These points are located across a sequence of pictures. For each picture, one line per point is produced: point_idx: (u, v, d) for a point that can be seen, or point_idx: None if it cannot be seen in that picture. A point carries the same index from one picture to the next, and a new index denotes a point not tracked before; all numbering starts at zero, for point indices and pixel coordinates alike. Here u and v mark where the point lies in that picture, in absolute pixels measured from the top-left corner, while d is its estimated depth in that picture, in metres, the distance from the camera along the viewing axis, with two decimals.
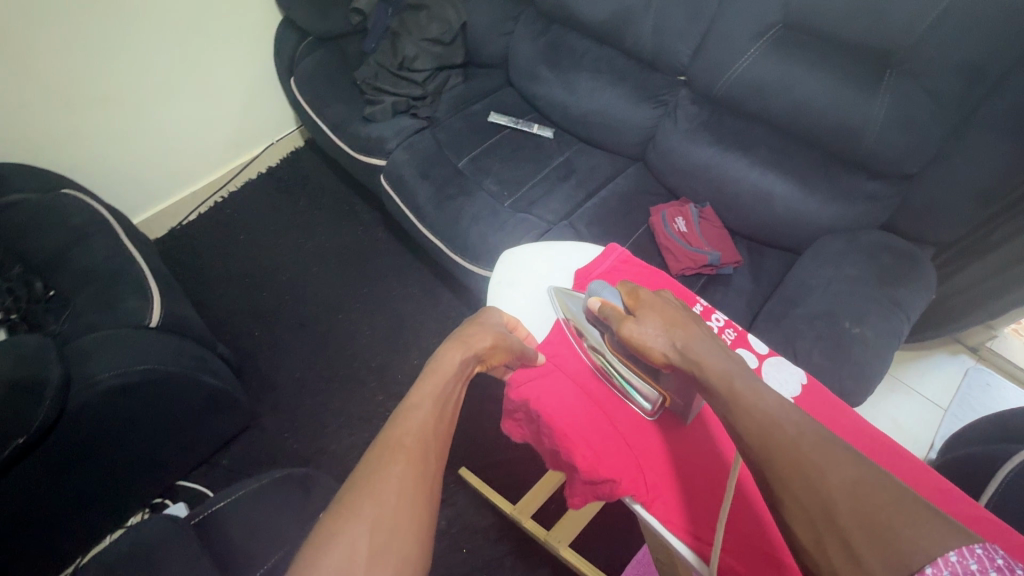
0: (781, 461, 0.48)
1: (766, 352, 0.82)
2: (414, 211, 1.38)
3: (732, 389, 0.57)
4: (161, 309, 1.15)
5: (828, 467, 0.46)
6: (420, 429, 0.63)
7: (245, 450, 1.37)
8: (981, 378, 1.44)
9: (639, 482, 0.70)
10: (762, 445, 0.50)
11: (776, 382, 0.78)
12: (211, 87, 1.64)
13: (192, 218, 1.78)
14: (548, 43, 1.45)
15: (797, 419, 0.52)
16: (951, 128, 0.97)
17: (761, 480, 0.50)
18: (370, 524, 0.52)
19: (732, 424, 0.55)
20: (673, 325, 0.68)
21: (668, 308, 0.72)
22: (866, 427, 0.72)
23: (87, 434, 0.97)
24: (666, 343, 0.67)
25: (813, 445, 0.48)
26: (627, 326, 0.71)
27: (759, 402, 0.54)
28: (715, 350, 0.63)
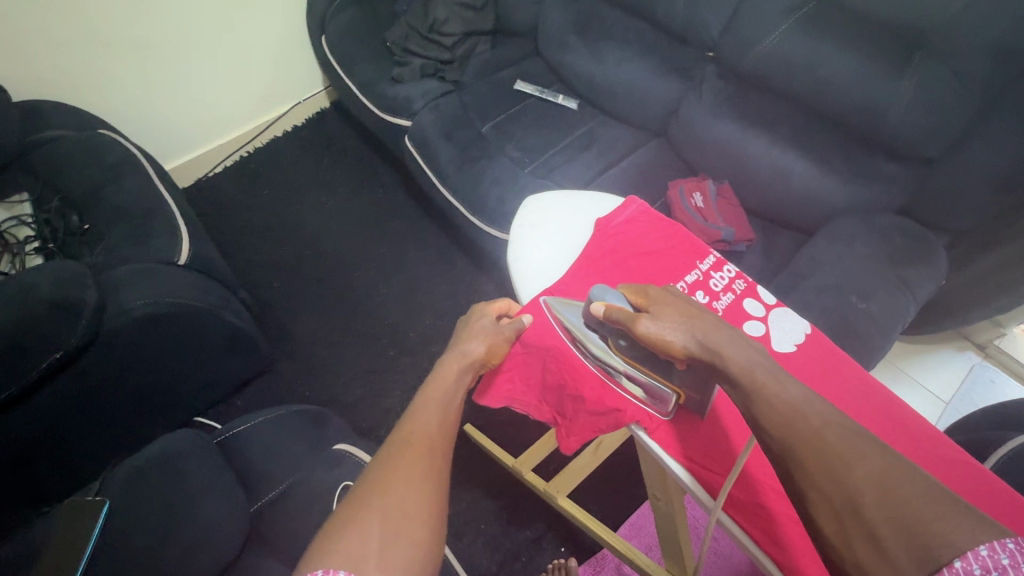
0: (806, 454, 0.48)
1: (774, 303, 0.83)
2: (435, 171, 1.40)
3: (754, 380, 0.54)
4: (189, 248, 1.19)
5: (854, 461, 0.46)
6: (424, 426, 0.64)
7: (259, 392, 1.42)
8: (985, 374, 1.45)
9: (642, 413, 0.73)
10: (785, 436, 0.49)
11: (781, 331, 0.80)
12: (244, 40, 1.67)
13: (218, 170, 1.82)
14: (579, 12, 1.45)
15: (820, 410, 0.50)
16: (976, 113, 0.97)
17: (784, 472, 0.49)
18: (379, 514, 0.53)
19: (751, 413, 0.53)
20: (692, 317, 0.63)
21: (681, 302, 0.66)
22: (857, 372, 0.75)
23: (117, 359, 1.03)
24: (687, 338, 0.62)
25: (839, 439, 0.47)
26: (643, 324, 0.64)
27: (781, 392, 0.52)
28: (739, 342, 0.59)
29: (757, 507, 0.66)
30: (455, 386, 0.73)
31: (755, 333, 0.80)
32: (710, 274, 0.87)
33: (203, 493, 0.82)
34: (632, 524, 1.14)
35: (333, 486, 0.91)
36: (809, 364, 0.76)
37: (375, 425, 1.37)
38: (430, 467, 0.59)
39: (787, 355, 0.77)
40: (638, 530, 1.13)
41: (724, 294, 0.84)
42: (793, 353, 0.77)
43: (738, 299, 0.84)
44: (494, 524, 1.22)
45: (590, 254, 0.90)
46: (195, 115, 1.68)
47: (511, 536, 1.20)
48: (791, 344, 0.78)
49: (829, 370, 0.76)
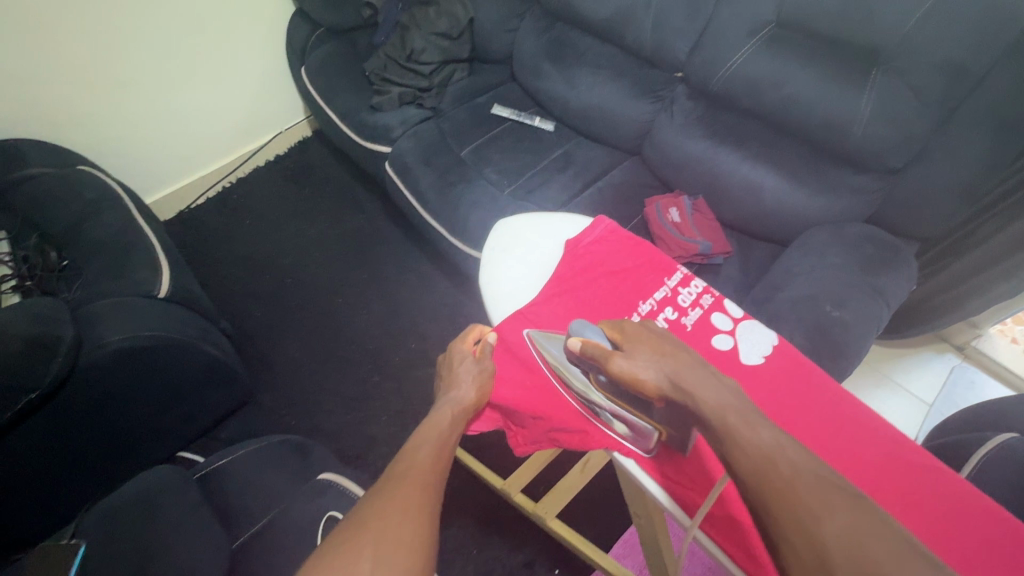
0: (778, 504, 0.49)
1: (741, 315, 0.85)
2: (416, 197, 1.42)
3: (727, 423, 0.57)
4: (170, 281, 1.19)
5: (825, 512, 0.47)
6: (416, 471, 0.62)
7: (244, 424, 1.40)
8: (965, 376, 1.48)
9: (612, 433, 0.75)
10: (759, 485, 0.51)
11: (749, 344, 0.81)
12: (224, 74, 1.69)
13: (200, 201, 1.82)
14: (551, 39, 1.50)
15: (793, 460, 0.53)
16: (936, 122, 1.01)
17: (756, 518, 0.51)
18: (373, 538, 0.52)
19: (726, 458, 0.55)
20: (661, 353, 0.69)
21: (652, 336, 0.72)
22: (828, 385, 0.76)
23: (95, 395, 1.02)
24: (657, 374, 0.67)
25: (808, 487, 0.50)
26: (616, 362, 0.69)
27: (754, 436, 0.55)
28: (705, 380, 0.64)
29: (735, 523, 0.66)
30: (451, 429, 0.72)
31: (724, 347, 0.81)
32: (679, 290, 0.89)
33: (182, 528, 0.81)
34: (624, 543, 1.13)
35: (315, 517, 0.90)
36: (779, 374, 0.77)
37: (361, 453, 1.36)
38: (426, 497, 0.58)
39: (756, 367, 0.78)
40: (631, 549, 1.12)
41: (691, 310, 0.86)
42: (762, 366, 0.79)
43: (706, 314, 0.86)
44: (485, 550, 1.20)
45: (562, 275, 0.92)
46: (175, 149, 1.69)
47: (502, 562, 1.18)
48: (759, 356, 0.79)
49: (798, 381, 0.77)
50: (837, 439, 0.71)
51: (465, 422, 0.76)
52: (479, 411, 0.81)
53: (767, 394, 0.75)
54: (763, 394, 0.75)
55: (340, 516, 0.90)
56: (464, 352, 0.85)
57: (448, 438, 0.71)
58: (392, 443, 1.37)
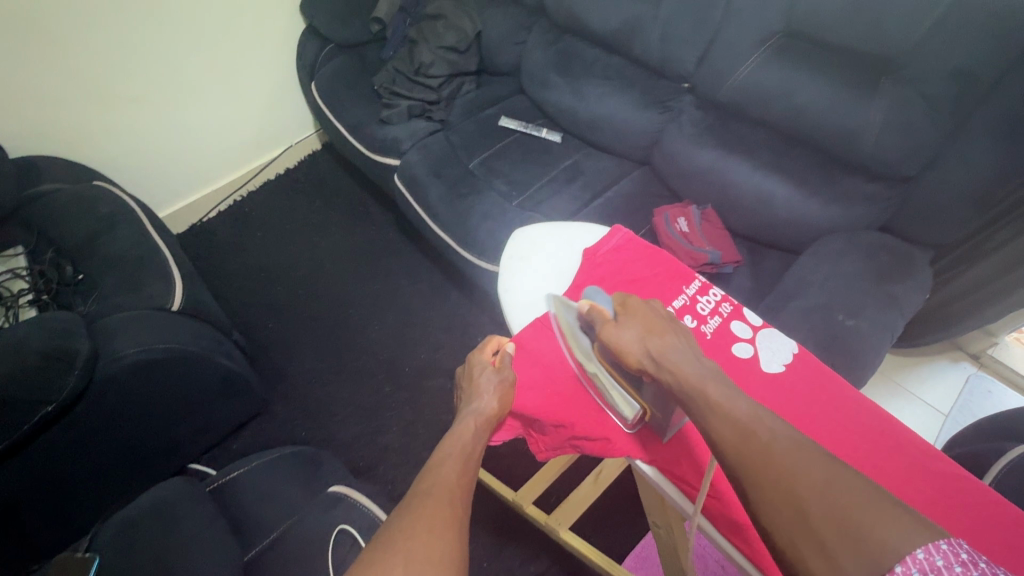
0: (758, 468, 0.51)
1: (760, 324, 0.84)
2: (426, 208, 1.43)
3: (708, 396, 0.59)
4: (183, 294, 1.20)
5: (800, 470, 0.49)
6: (441, 486, 0.61)
7: (255, 436, 1.41)
8: (982, 385, 1.46)
9: (632, 440, 0.75)
10: (739, 453, 0.53)
11: (769, 352, 0.80)
12: (237, 89, 1.72)
13: (213, 214, 1.84)
14: (559, 51, 1.51)
15: (770, 426, 0.54)
16: (948, 129, 1.00)
17: (738, 484, 0.52)
18: (403, 556, 0.51)
19: (707, 430, 0.57)
20: (650, 331, 0.71)
21: (650, 314, 0.74)
22: (850, 392, 0.75)
23: (111, 407, 1.02)
24: (641, 351, 0.70)
25: (784, 452, 0.51)
26: (608, 330, 0.74)
27: (732, 410, 0.57)
28: (690, 358, 0.66)
29: (757, 534, 0.65)
30: (475, 442, 0.72)
31: (744, 355, 0.81)
32: (697, 298, 0.88)
33: (195, 542, 0.81)
34: (637, 556, 1.11)
35: (328, 530, 0.90)
36: (800, 382, 0.76)
37: (373, 464, 1.35)
38: (454, 512, 0.58)
39: (777, 375, 0.77)
40: (644, 562, 1.10)
41: (711, 318, 0.85)
42: (783, 374, 0.77)
43: (725, 322, 0.85)
44: (497, 563, 1.18)
45: (580, 284, 0.92)
46: (189, 163, 1.72)
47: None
48: (779, 364, 0.78)
49: (819, 389, 0.76)
50: (858, 448, 0.70)
51: (488, 433, 0.76)
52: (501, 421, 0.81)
53: (787, 402, 0.74)
54: (781, 402, 0.75)
55: (352, 529, 0.89)
56: (483, 361, 0.86)
57: (471, 451, 0.70)
58: (402, 454, 1.36)
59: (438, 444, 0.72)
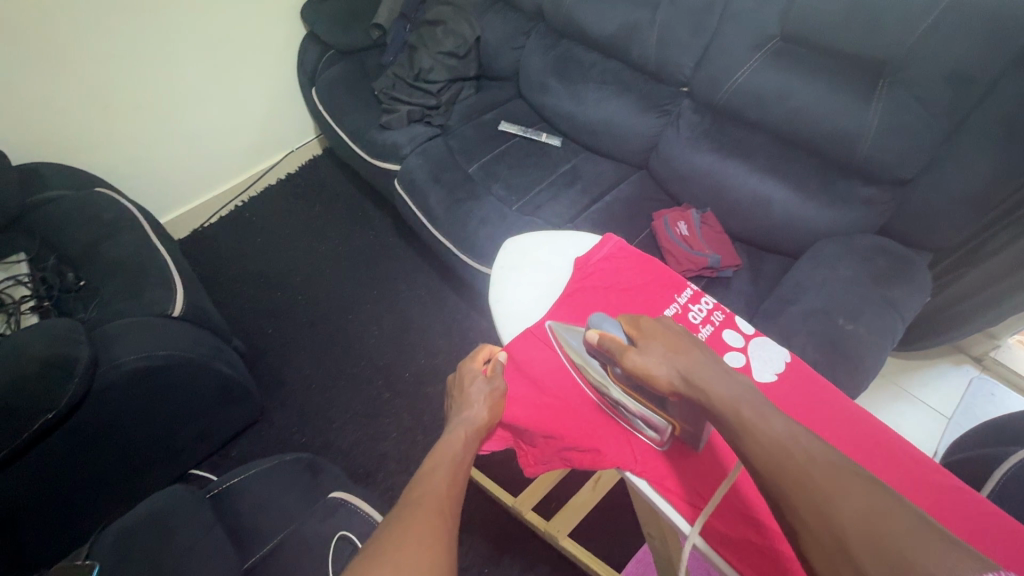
0: (795, 491, 0.50)
1: (752, 332, 0.84)
2: (425, 213, 1.43)
3: (741, 415, 0.58)
4: (183, 301, 1.21)
5: (841, 494, 0.48)
6: (430, 499, 0.61)
7: (255, 442, 1.41)
8: (984, 388, 1.45)
9: (624, 452, 0.75)
10: (775, 473, 0.52)
11: (761, 361, 0.80)
12: (237, 96, 1.73)
13: (214, 220, 1.85)
14: (557, 56, 1.52)
15: (807, 446, 0.53)
16: (945, 133, 1.00)
17: (776, 505, 0.52)
18: (391, 567, 0.50)
19: (742, 450, 0.56)
20: (674, 350, 0.69)
21: (669, 333, 0.72)
22: (842, 401, 0.75)
23: (111, 414, 1.03)
24: (668, 370, 0.68)
25: (825, 476, 0.50)
26: (629, 356, 0.71)
27: (767, 428, 0.56)
28: (719, 377, 0.64)
29: (750, 546, 0.66)
30: (464, 452, 0.72)
31: (736, 365, 0.81)
32: (689, 307, 0.88)
33: (194, 550, 0.81)
34: (636, 561, 1.09)
35: (327, 537, 0.90)
36: (790, 393, 0.76)
37: (372, 469, 1.35)
38: (443, 522, 0.58)
39: (767, 385, 0.77)
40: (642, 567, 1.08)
41: (703, 326, 0.85)
42: (775, 384, 0.78)
43: (717, 330, 0.85)
44: (497, 568, 1.18)
45: (570, 293, 0.92)
46: (190, 170, 1.73)
47: None
48: (771, 374, 0.79)
49: (809, 398, 0.76)
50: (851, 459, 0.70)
51: (478, 443, 0.75)
52: (490, 432, 0.81)
53: None
54: None
55: (351, 535, 0.89)
56: (472, 372, 0.85)
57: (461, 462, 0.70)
58: (403, 459, 1.36)
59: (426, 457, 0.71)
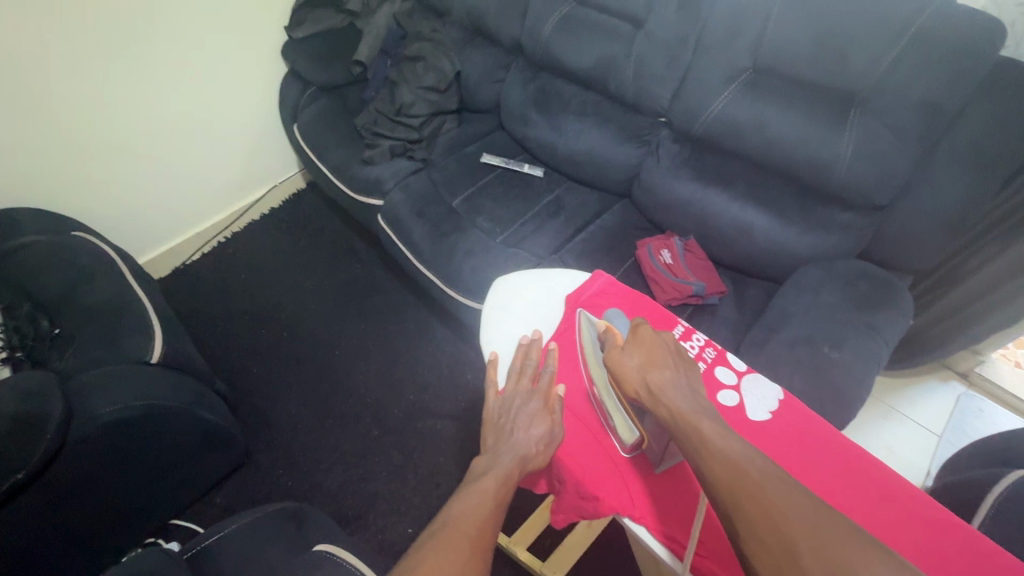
0: (747, 503, 0.52)
1: (745, 369, 0.84)
2: (410, 247, 1.43)
3: (700, 432, 0.61)
4: (162, 346, 1.18)
5: (790, 509, 0.50)
6: (459, 533, 0.61)
7: (240, 487, 1.36)
8: (973, 405, 1.46)
9: (621, 494, 0.73)
10: (729, 486, 0.54)
11: (755, 399, 0.79)
12: (219, 134, 1.73)
13: (196, 257, 1.84)
14: (537, 88, 1.54)
15: (759, 463, 0.56)
16: (917, 159, 1.03)
17: (724, 515, 0.53)
18: None
19: (698, 464, 0.58)
20: (653, 363, 0.74)
21: (658, 347, 0.77)
22: (838, 438, 0.74)
23: (87, 468, 0.99)
24: (640, 377, 0.73)
25: (778, 493, 0.52)
26: (614, 351, 0.78)
27: (725, 445, 0.58)
28: (685, 394, 0.69)
29: None
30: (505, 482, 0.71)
31: (729, 403, 0.79)
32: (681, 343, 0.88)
33: None
34: None
35: None
36: (787, 429, 0.76)
37: (362, 511, 1.32)
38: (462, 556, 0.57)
39: (763, 423, 0.76)
40: None
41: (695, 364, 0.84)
42: (770, 422, 0.76)
43: (710, 367, 0.84)
44: None
45: (564, 331, 0.92)
46: (171, 208, 1.71)
47: None
48: (765, 412, 0.78)
49: (806, 435, 0.75)
50: (849, 500, 0.69)
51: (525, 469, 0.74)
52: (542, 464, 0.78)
53: (775, 453, 0.73)
54: (769, 453, 0.73)
55: None
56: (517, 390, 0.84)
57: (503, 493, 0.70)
58: (393, 499, 1.33)
59: (457, 489, 0.71)
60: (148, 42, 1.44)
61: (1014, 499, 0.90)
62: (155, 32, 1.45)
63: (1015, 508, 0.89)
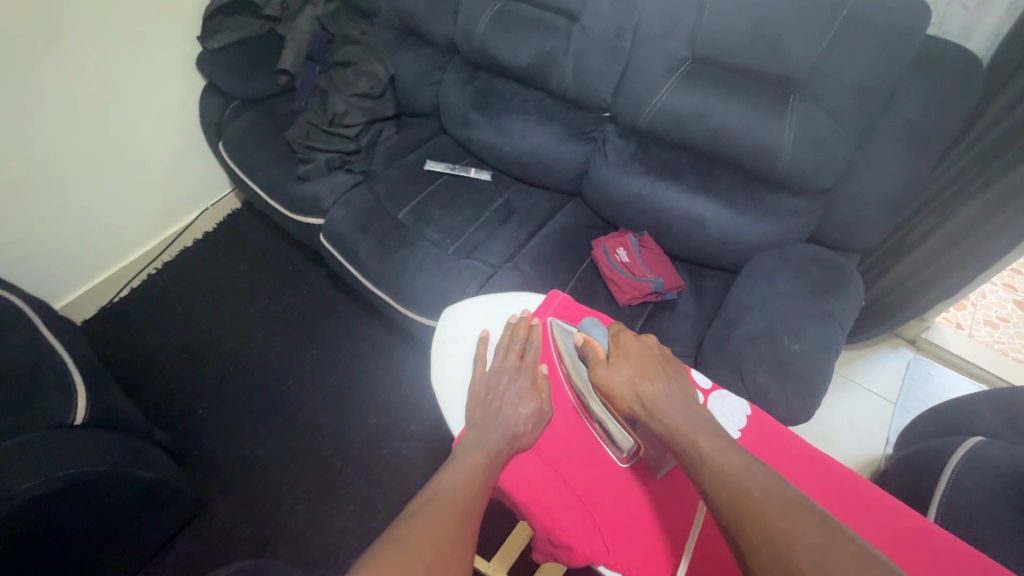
0: (748, 524, 0.50)
1: (710, 386, 0.82)
2: (357, 266, 1.35)
3: (698, 449, 0.60)
4: (86, 406, 1.06)
5: (792, 529, 0.48)
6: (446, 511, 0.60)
7: (195, 542, 1.26)
8: (922, 369, 1.53)
9: (595, 541, 0.69)
10: (730, 507, 0.53)
11: (723, 417, 0.78)
12: (135, 158, 1.58)
13: (124, 293, 1.70)
14: (476, 89, 1.48)
15: (762, 480, 0.54)
16: (856, 141, 1.04)
17: (728, 537, 0.52)
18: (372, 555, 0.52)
19: (700, 484, 0.57)
20: (641, 373, 0.72)
21: (642, 354, 0.75)
22: (809, 451, 0.74)
23: (7, 552, 0.88)
24: (630, 389, 0.71)
25: (779, 513, 0.50)
26: (599, 370, 0.75)
27: (726, 464, 0.57)
28: (679, 407, 0.67)
29: None
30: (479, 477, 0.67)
31: None
32: None
33: None
34: None
35: None
36: (759, 449, 0.74)
37: (331, 551, 1.24)
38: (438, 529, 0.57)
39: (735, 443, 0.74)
40: None
41: None
42: (743, 442, 0.75)
43: None
44: None
45: None
46: (87, 243, 1.56)
47: None
48: (735, 430, 0.76)
49: (779, 452, 0.74)
50: None
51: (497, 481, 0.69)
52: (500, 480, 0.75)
53: None
54: None
55: None
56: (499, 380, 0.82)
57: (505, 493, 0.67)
58: (364, 534, 1.27)
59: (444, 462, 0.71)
60: (41, 65, 1.28)
61: (974, 471, 0.92)
62: (47, 52, 1.28)
63: (976, 479, 0.91)
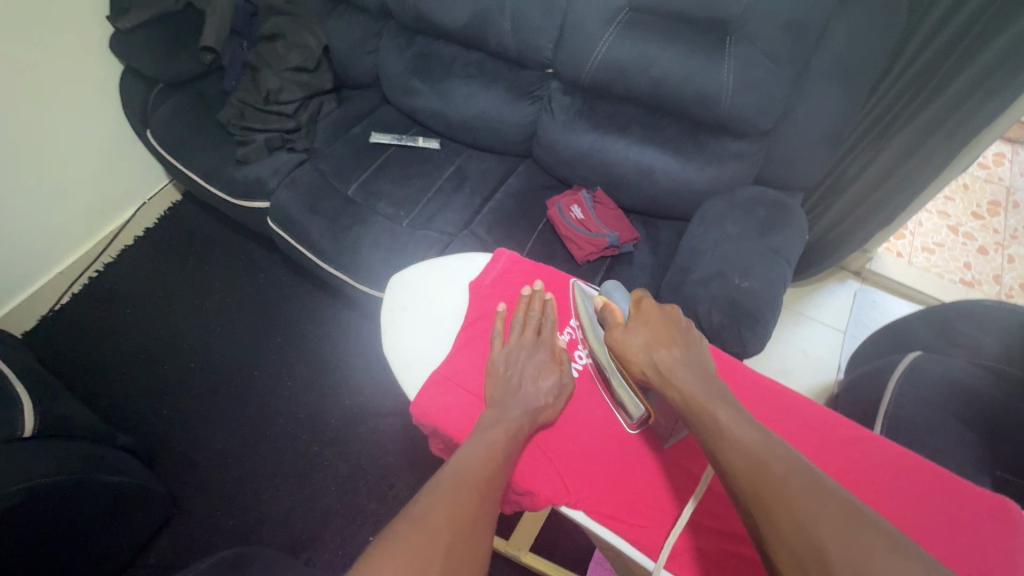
0: (768, 498, 0.51)
1: None
2: (310, 248, 1.31)
3: (714, 420, 0.61)
4: (34, 416, 1.02)
5: (814, 508, 0.49)
6: (466, 485, 0.61)
7: (175, 540, 1.25)
8: (868, 298, 1.61)
9: (556, 484, 0.72)
10: (750, 481, 0.54)
11: None
12: (57, 155, 1.48)
13: (66, 299, 1.61)
14: (415, 54, 1.42)
15: (783, 455, 0.55)
16: (792, 80, 1.05)
17: (746, 511, 0.53)
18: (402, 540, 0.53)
19: (716, 457, 0.59)
20: (657, 340, 0.74)
21: (661, 322, 0.77)
22: (755, 378, 0.78)
23: None
24: (644, 356, 0.73)
25: (801, 491, 0.51)
26: (616, 331, 0.78)
27: (744, 437, 0.58)
28: (694, 375, 0.69)
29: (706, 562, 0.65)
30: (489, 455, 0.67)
31: None
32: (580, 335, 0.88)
33: None
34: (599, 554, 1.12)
35: None
36: None
37: (317, 532, 1.25)
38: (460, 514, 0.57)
39: None
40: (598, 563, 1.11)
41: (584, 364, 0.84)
42: None
43: None
44: None
45: (473, 321, 0.89)
46: (16, 251, 1.46)
47: None
48: None
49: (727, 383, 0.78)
50: None
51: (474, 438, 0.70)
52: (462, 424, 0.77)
53: None
54: None
55: None
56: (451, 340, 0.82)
57: (507, 446, 0.69)
58: (348, 512, 1.27)
59: None
60: None
61: (914, 384, 0.99)
62: None
63: (916, 391, 0.98)
